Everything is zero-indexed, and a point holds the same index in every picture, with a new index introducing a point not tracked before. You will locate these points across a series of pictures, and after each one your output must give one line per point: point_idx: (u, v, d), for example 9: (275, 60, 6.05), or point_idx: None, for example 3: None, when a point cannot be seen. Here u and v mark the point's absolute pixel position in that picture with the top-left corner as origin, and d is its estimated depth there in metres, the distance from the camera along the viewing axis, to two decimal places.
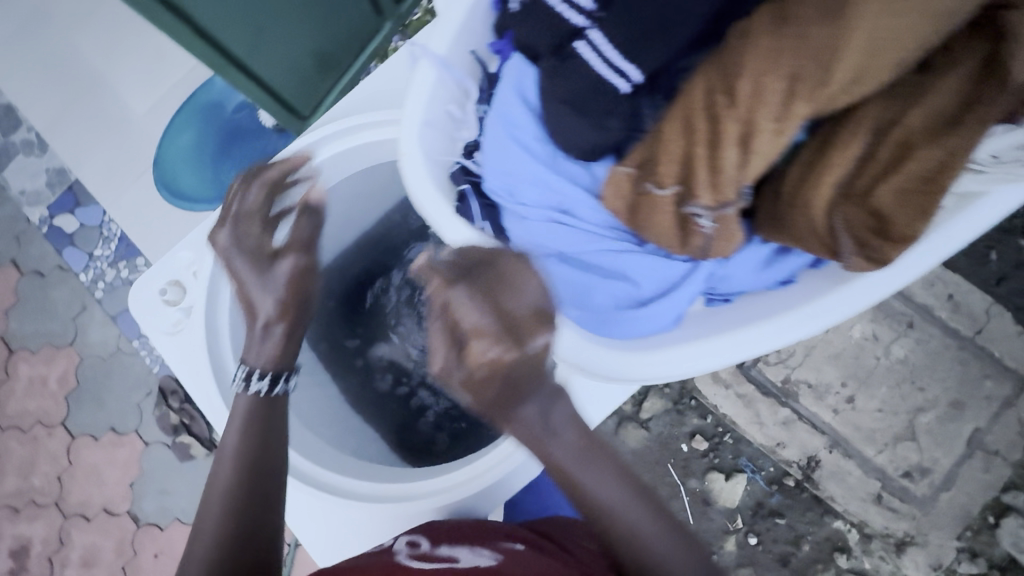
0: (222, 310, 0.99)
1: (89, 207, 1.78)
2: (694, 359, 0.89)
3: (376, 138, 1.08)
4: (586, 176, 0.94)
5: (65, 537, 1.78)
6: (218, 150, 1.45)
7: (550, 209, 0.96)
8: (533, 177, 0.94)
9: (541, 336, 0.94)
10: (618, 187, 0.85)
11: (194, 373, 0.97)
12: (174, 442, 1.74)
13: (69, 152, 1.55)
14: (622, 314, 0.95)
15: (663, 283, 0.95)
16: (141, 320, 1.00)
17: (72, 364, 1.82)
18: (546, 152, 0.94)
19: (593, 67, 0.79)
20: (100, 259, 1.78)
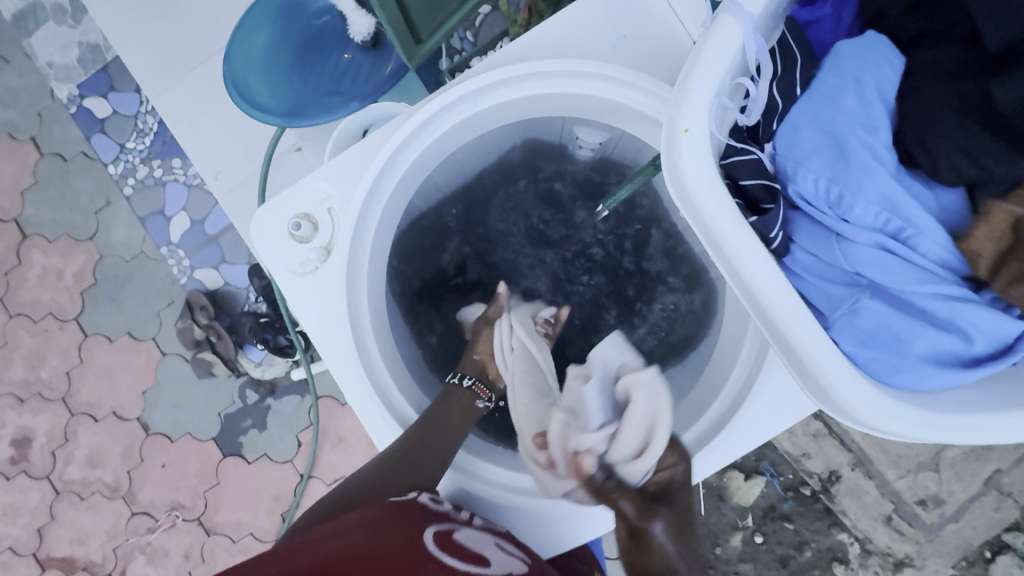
0: (367, 270, 0.70)
1: (126, 93, 1.63)
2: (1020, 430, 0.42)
3: (591, 28, 0.66)
4: (930, 198, 0.51)
5: (71, 434, 1.72)
6: (304, 54, 1.16)
7: (856, 145, 0.48)
8: (841, 88, 0.50)
9: (786, 347, 0.44)
10: (996, 230, 0.48)
11: (332, 346, 0.69)
12: (193, 357, 1.68)
13: (115, 28, 1.38)
14: (929, 367, 0.46)
15: (985, 325, 0.48)
16: (263, 253, 0.70)
17: (91, 261, 1.70)
18: (871, 55, 0.50)
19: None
20: (132, 152, 1.65)
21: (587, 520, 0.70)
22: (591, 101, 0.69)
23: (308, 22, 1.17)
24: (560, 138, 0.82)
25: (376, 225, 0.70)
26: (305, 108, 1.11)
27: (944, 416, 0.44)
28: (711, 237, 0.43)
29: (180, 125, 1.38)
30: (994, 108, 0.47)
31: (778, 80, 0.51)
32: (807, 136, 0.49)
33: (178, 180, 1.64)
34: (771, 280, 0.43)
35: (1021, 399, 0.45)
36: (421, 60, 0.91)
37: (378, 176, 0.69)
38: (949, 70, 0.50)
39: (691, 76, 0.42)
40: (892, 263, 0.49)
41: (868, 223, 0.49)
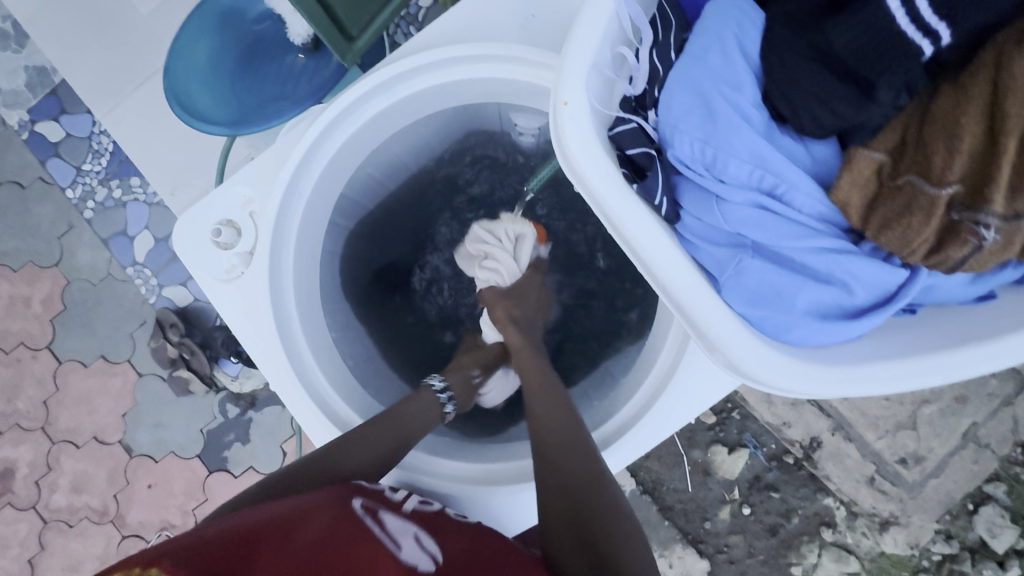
0: (291, 271, 0.70)
1: (77, 115, 1.60)
2: (892, 377, 0.44)
3: (494, 13, 0.66)
4: (804, 152, 0.51)
5: (54, 462, 1.71)
6: (246, 61, 1.15)
7: (733, 105, 0.48)
8: (715, 50, 0.49)
9: (672, 306, 0.45)
10: (860, 178, 0.48)
11: (261, 350, 0.68)
12: (170, 376, 1.67)
13: (55, 49, 1.35)
14: (814, 321, 0.48)
15: (866, 278, 0.49)
16: (187, 262, 0.69)
17: (59, 287, 1.68)
18: (747, 14, 0.51)
19: (886, 24, 0.44)
20: (89, 174, 1.62)
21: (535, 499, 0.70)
22: (511, 84, 0.69)
23: (247, 29, 1.15)
24: (498, 126, 0.81)
25: (296, 226, 0.70)
26: (250, 116, 1.09)
27: (824, 369, 0.45)
28: (597, 209, 0.44)
29: (132, 143, 1.36)
30: (831, 52, 0.46)
31: (657, 46, 0.51)
32: (685, 100, 0.49)
33: (138, 199, 1.61)
34: (647, 245, 0.44)
35: (896, 351, 0.46)
36: (355, 57, 0.89)
37: (295, 176, 0.68)
38: (794, 15, 0.49)
39: (568, 48, 0.44)
40: (768, 220, 0.49)
41: (745, 183, 0.49)
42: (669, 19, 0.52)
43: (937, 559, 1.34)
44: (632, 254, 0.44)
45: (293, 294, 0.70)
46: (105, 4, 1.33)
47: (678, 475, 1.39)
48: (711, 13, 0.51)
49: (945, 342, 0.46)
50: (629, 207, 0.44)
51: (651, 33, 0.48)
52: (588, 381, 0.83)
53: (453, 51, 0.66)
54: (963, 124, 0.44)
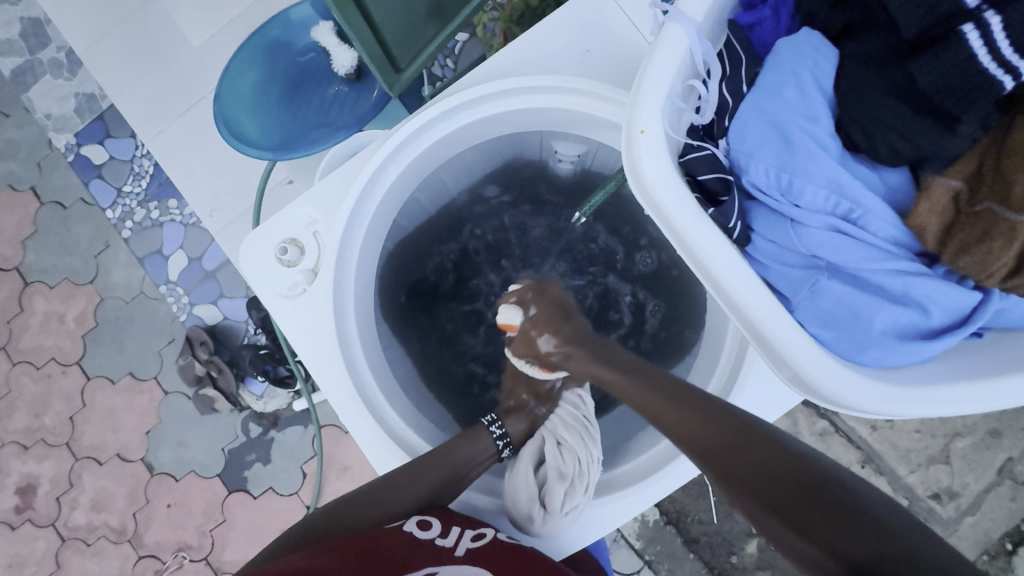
0: (353, 290, 0.72)
1: (121, 139, 1.67)
2: (984, 398, 0.44)
3: (553, 51, 0.69)
4: (876, 178, 0.53)
5: (75, 479, 1.71)
6: (292, 92, 1.20)
7: (804, 134, 0.50)
8: (785, 83, 0.52)
9: (753, 326, 0.46)
10: (938, 205, 0.49)
11: (321, 366, 0.70)
12: (195, 394, 1.68)
13: (106, 77, 1.42)
14: (889, 342, 0.48)
15: (941, 300, 0.49)
16: (252, 279, 0.71)
17: (92, 304, 1.73)
18: (810, 48, 0.53)
19: (971, 61, 0.44)
20: (130, 196, 1.68)
21: (577, 526, 0.71)
22: (567, 115, 0.72)
23: (293, 60, 1.21)
24: (540, 154, 0.84)
25: (358, 246, 0.72)
26: (293, 142, 1.14)
27: (905, 388, 0.45)
28: (673, 232, 0.46)
29: (175, 167, 1.42)
30: (913, 86, 0.47)
31: (728, 79, 0.54)
32: (755, 129, 0.51)
33: (174, 220, 1.67)
34: (731, 272, 0.45)
35: (976, 372, 0.47)
36: (402, 88, 0.94)
37: (359, 199, 0.71)
38: (871, 55, 0.52)
39: (645, 79, 0.46)
40: (840, 243, 0.50)
41: (820, 208, 0.50)
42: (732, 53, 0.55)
43: None
44: (714, 276, 0.45)
45: (351, 312, 0.72)
46: (158, 37, 1.40)
47: (703, 506, 1.35)
48: (778, 48, 0.53)
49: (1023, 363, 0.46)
50: (709, 231, 0.45)
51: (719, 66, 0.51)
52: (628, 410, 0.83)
53: (514, 84, 0.69)
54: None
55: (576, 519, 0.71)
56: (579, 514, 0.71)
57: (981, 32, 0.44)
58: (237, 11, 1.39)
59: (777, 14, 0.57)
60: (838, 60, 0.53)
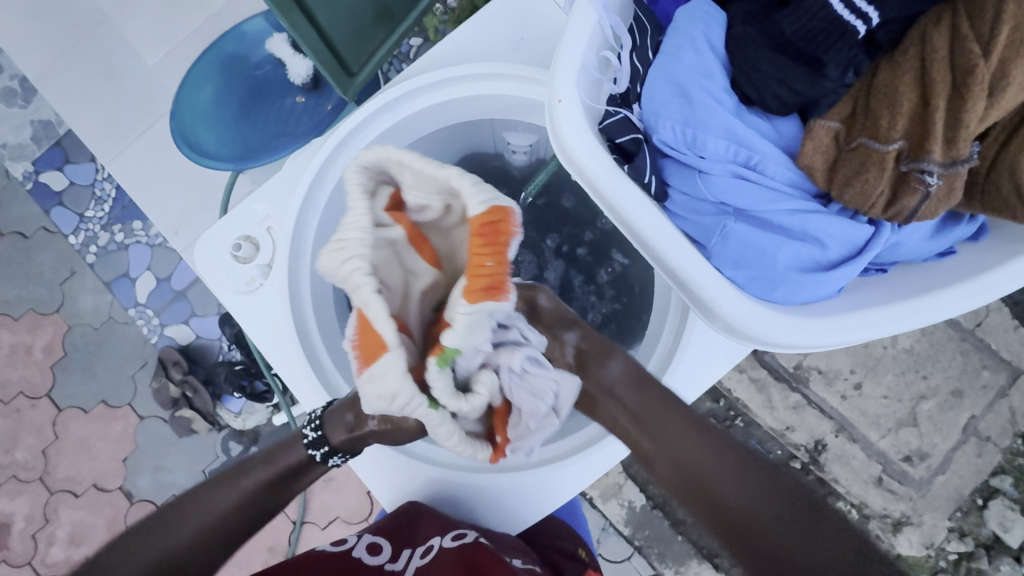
0: (309, 281, 0.73)
1: (81, 164, 1.66)
2: (881, 319, 0.49)
3: (490, 39, 0.72)
4: (771, 128, 0.58)
5: (51, 514, 1.67)
6: (249, 103, 1.21)
7: (703, 92, 0.55)
8: (681, 44, 0.56)
9: (673, 272, 0.49)
10: (822, 143, 0.55)
11: (284, 357, 0.72)
12: (172, 416, 1.65)
13: (61, 101, 1.41)
14: (795, 278, 0.53)
15: (837, 239, 0.55)
16: (208, 278, 0.72)
17: (59, 333, 1.69)
18: (702, 13, 0.58)
19: (828, 11, 0.52)
20: (93, 220, 1.66)
21: (540, 490, 0.74)
22: (506, 103, 0.75)
23: (249, 72, 1.22)
24: (494, 146, 0.87)
25: (310, 237, 0.73)
26: (251, 152, 1.15)
27: (815, 323, 0.49)
28: (593, 191, 0.49)
29: (136, 186, 1.41)
30: (784, 38, 0.54)
31: (637, 51, 0.57)
32: (660, 91, 0.55)
33: (140, 242, 1.65)
34: (649, 224, 0.48)
35: (866, 302, 0.52)
36: (356, 92, 0.96)
37: (309, 191, 0.72)
38: (752, 14, 0.57)
39: (557, 57, 0.49)
40: (747, 189, 0.55)
41: (723, 157, 0.55)
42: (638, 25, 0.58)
43: (954, 558, 1.34)
44: (630, 227, 0.49)
45: (309, 303, 0.73)
46: (111, 58, 1.40)
47: None
48: (679, 15, 0.58)
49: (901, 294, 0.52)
50: (622, 186, 0.49)
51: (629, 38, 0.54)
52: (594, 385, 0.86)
53: (455, 72, 0.72)
54: (898, 89, 0.53)
55: (538, 484, 0.74)
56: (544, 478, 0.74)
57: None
58: (192, 29, 1.40)
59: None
60: (727, 22, 0.58)
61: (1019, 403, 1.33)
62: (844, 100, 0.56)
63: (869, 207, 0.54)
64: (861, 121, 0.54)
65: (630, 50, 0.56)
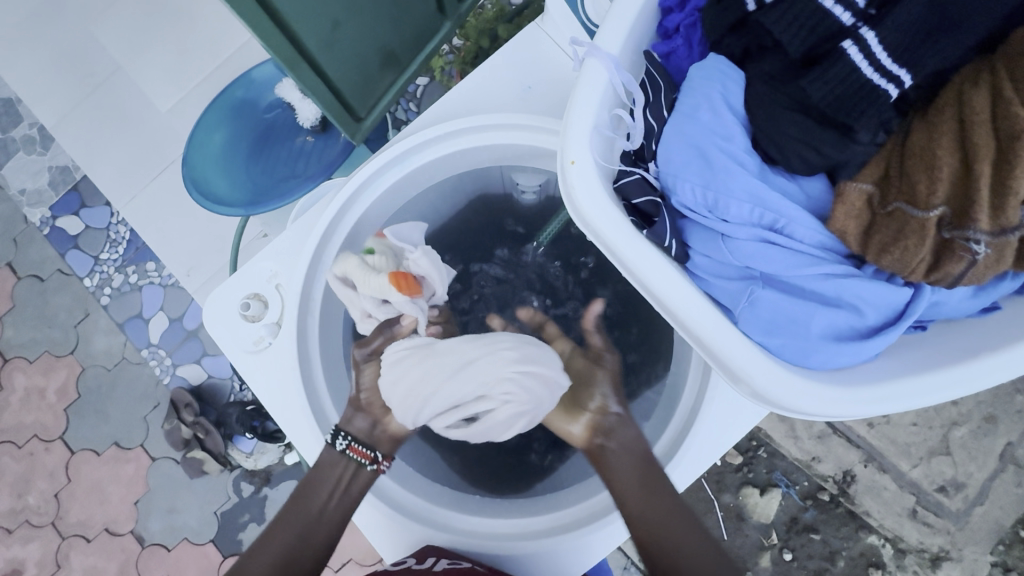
0: (319, 338, 0.72)
1: (97, 208, 1.68)
2: (930, 390, 0.46)
3: (498, 92, 0.72)
4: (796, 189, 0.55)
5: (62, 559, 1.64)
6: (259, 147, 1.22)
7: (723, 155, 0.53)
8: (698, 102, 0.54)
9: (704, 345, 0.47)
10: (854, 208, 0.51)
11: (291, 420, 0.70)
12: (183, 457, 1.64)
13: (78, 149, 1.44)
14: (829, 344, 0.50)
15: (875, 300, 0.52)
16: (216, 336, 0.71)
17: (73, 375, 1.70)
18: (719, 69, 0.55)
19: (855, 74, 0.48)
20: (107, 263, 1.68)
21: (564, 556, 0.71)
22: (517, 151, 0.75)
23: (260, 117, 1.24)
24: (502, 188, 0.86)
25: (321, 294, 0.73)
26: (263, 196, 1.15)
27: (855, 392, 0.47)
28: (617, 258, 0.48)
29: (150, 230, 1.43)
30: (811, 102, 0.50)
31: (650, 106, 0.57)
32: (679, 150, 0.53)
33: (154, 282, 1.66)
34: (672, 293, 0.48)
35: (911, 367, 0.49)
36: (364, 135, 0.96)
37: (320, 248, 0.72)
38: (772, 74, 0.54)
39: (569, 117, 0.49)
40: (772, 253, 0.53)
41: (747, 220, 0.53)
42: (650, 83, 0.58)
43: None
44: (655, 295, 0.48)
45: (319, 360, 0.72)
46: (127, 107, 1.44)
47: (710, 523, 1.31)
48: (693, 71, 0.55)
49: (950, 358, 0.49)
50: (645, 255, 0.48)
51: (642, 95, 0.54)
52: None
53: (464, 125, 0.72)
54: (938, 154, 0.48)
55: (562, 550, 0.70)
56: (570, 543, 0.70)
57: (860, 49, 0.48)
58: (203, 75, 1.42)
59: (688, 43, 0.59)
60: (746, 79, 0.55)
61: None
62: (879, 156, 0.52)
63: (912, 273, 0.50)
64: (900, 182, 0.50)
65: (643, 105, 0.56)
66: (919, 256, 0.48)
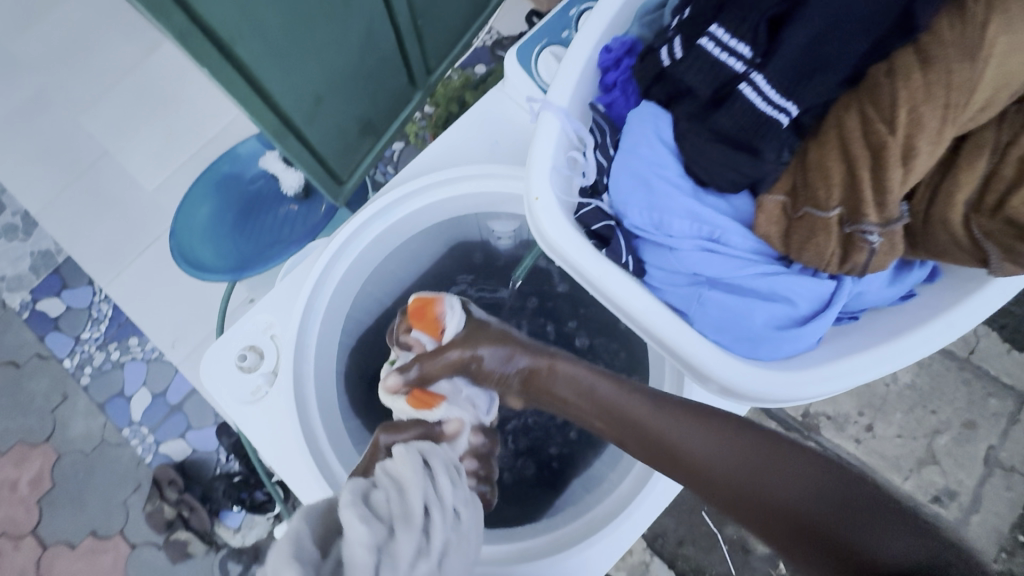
0: (314, 385, 0.75)
1: (78, 288, 1.69)
2: (863, 369, 0.54)
3: (468, 147, 0.79)
4: (727, 205, 0.61)
5: None
6: (245, 216, 1.28)
7: (665, 182, 0.60)
8: (635, 137, 0.61)
9: (667, 345, 0.54)
10: (773, 216, 0.59)
11: (292, 468, 0.71)
12: (165, 541, 1.56)
13: (63, 231, 1.47)
14: (775, 338, 0.57)
15: (812, 297, 0.58)
16: (214, 393, 0.74)
17: (50, 463, 1.64)
18: (649, 110, 0.63)
19: (753, 109, 0.55)
20: (87, 342, 1.66)
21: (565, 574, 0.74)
22: (486, 196, 0.81)
23: (245, 188, 1.30)
24: (479, 235, 0.92)
25: (314, 343, 0.76)
26: (249, 262, 1.20)
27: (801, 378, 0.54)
28: (582, 276, 0.56)
29: (135, 305, 1.44)
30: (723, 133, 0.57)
31: (599, 148, 0.65)
32: (625, 182, 0.61)
33: (135, 358, 1.64)
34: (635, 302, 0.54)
35: (848, 353, 0.57)
36: (346, 198, 1.03)
37: (310, 301, 0.76)
38: (693, 114, 0.60)
39: (531, 162, 0.58)
40: (716, 261, 0.59)
41: (690, 234, 0.59)
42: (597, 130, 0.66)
43: None
44: (621, 304, 0.55)
45: (316, 407, 0.74)
46: (114, 188, 1.49)
47: (719, 560, 1.26)
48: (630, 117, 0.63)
49: (873, 343, 0.57)
50: (607, 272, 0.55)
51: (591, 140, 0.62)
52: (602, 459, 0.88)
53: (441, 179, 0.79)
54: (829, 163, 0.56)
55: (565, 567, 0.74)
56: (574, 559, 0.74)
57: (753, 88, 0.55)
58: (188, 154, 1.50)
59: (625, 94, 0.65)
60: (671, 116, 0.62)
61: None
62: (794, 172, 0.59)
63: (834, 268, 0.58)
64: (801, 194, 0.58)
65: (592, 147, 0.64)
66: (834, 253, 0.56)
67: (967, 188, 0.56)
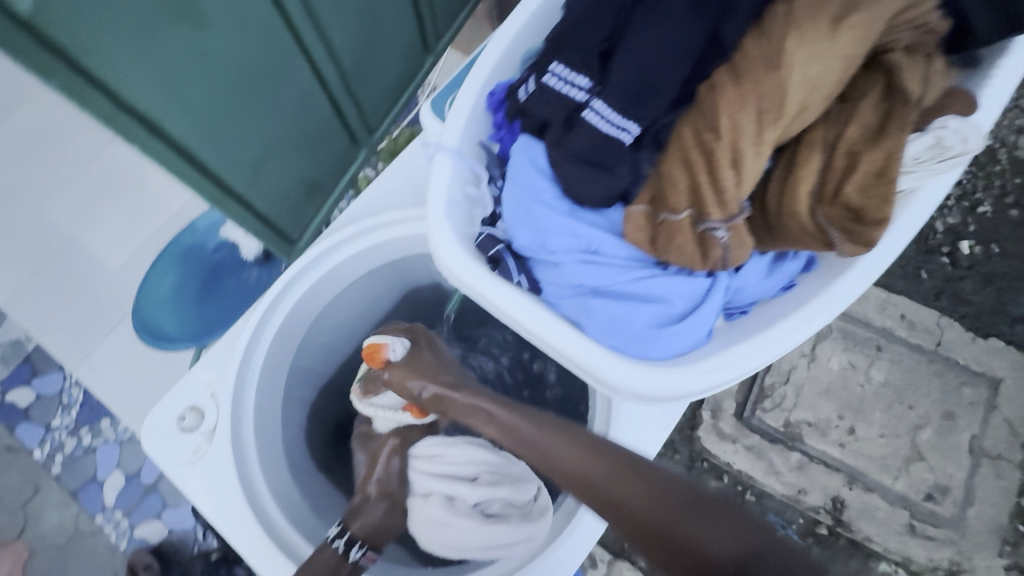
0: (252, 443, 0.77)
1: (48, 374, 1.67)
2: (740, 358, 0.59)
3: (391, 195, 0.84)
4: (605, 220, 0.66)
5: None
6: (209, 285, 1.30)
7: (549, 205, 0.66)
8: (518, 167, 0.67)
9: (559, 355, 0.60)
10: (639, 224, 0.62)
11: (233, 526, 0.74)
12: None
13: (31, 319, 1.48)
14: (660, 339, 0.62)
15: (688, 298, 0.64)
16: (157, 456, 0.77)
17: (20, 562, 1.57)
18: (529, 142, 0.68)
19: (599, 134, 0.63)
20: (59, 429, 1.64)
21: None
22: (413, 239, 0.86)
23: (208, 257, 1.32)
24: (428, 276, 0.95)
25: (253, 399, 0.79)
26: (214, 330, 1.21)
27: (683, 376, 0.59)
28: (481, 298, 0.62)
29: (105, 386, 1.44)
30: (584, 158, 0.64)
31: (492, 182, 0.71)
32: (513, 209, 0.66)
33: (108, 441, 1.61)
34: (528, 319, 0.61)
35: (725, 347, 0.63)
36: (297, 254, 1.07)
37: (249, 356, 0.79)
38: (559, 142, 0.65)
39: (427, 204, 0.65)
40: (603, 273, 0.64)
41: (571, 249, 0.65)
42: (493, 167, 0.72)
43: None
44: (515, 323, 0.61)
45: (256, 463, 0.77)
46: (81, 272, 1.51)
47: None
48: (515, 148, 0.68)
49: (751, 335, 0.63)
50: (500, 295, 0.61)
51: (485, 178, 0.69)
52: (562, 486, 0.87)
53: (367, 227, 0.83)
54: (678, 171, 0.61)
55: None
56: None
57: (597, 115, 0.63)
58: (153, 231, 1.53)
59: (510, 131, 0.71)
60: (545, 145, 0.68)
61: (1012, 414, 1.32)
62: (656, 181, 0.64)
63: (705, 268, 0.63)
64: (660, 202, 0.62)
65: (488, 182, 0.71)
66: (689, 257, 0.62)
67: (808, 180, 0.62)
